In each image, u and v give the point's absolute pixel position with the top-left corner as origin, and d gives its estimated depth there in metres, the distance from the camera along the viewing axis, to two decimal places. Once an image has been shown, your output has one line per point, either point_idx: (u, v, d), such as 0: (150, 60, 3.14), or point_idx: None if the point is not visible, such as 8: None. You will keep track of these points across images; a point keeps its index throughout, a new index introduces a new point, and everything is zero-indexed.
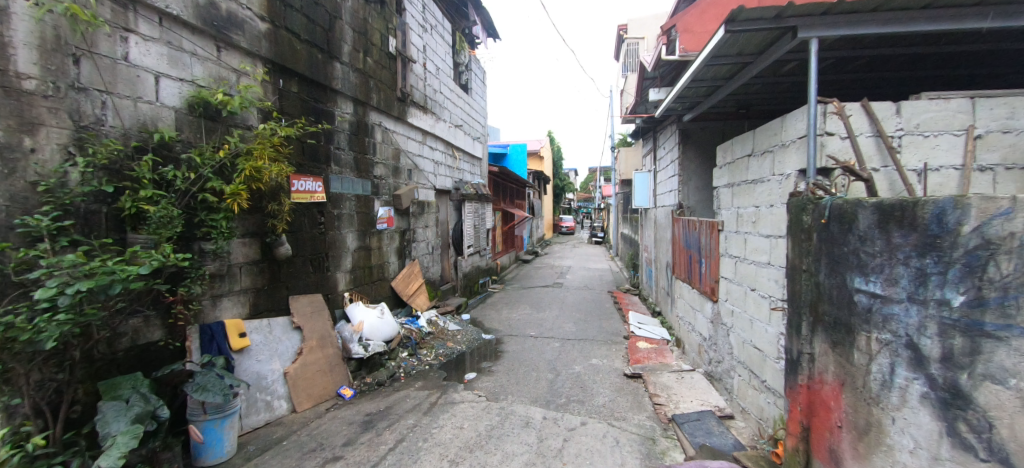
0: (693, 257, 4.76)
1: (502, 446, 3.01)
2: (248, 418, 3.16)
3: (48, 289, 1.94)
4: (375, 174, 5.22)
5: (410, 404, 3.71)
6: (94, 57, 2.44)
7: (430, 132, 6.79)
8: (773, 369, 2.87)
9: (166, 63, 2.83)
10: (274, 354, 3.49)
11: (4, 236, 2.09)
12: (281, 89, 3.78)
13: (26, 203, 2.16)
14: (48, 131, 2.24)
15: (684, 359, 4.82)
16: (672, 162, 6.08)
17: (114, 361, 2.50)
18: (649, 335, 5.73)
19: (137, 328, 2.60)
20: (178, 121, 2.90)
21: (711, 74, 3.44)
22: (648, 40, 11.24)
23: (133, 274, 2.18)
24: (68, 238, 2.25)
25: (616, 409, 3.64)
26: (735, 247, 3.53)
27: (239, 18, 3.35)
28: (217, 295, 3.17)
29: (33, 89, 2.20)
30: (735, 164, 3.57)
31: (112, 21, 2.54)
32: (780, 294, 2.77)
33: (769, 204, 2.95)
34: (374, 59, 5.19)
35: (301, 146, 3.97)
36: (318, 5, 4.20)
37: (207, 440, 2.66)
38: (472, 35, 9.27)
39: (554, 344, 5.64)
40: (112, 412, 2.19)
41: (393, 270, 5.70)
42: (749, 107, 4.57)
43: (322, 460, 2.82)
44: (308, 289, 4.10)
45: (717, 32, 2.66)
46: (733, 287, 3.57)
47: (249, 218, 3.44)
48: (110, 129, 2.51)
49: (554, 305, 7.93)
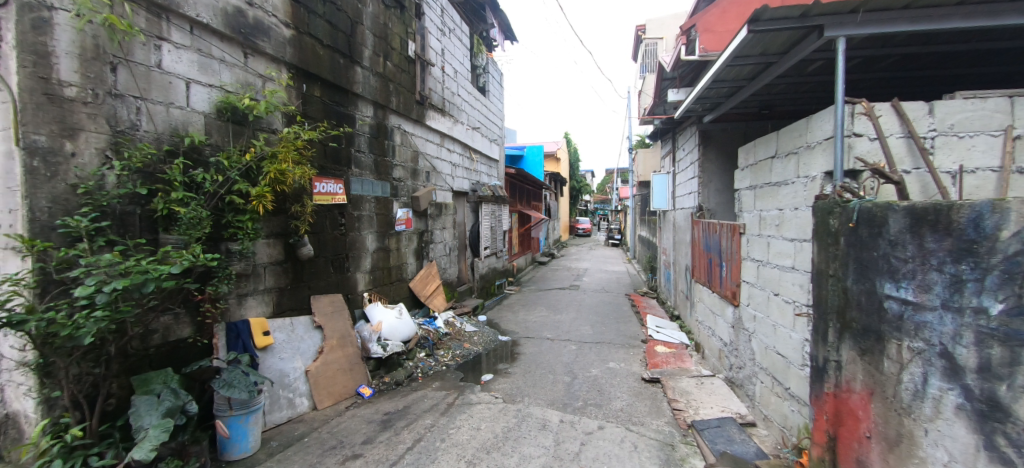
0: (713, 260, 4.67)
1: (519, 448, 3.01)
2: (272, 415, 3.23)
3: (86, 287, 2.03)
4: (394, 176, 5.29)
5: (427, 405, 3.74)
6: (130, 65, 2.54)
7: (448, 135, 6.86)
8: (797, 376, 2.80)
9: (196, 70, 2.94)
10: (296, 353, 3.57)
11: (46, 236, 2.19)
12: (305, 93, 3.87)
13: (68, 204, 2.26)
14: (87, 136, 2.34)
15: (704, 365, 4.74)
16: (691, 164, 6.00)
17: (146, 357, 2.59)
18: (668, 339, 5.66)
19: (168, 325, 2.70)
20: (208, 125, 3.00)
21: (733, 74, 3.39)
22: (666, 40, 11.16)
23: (165, 273, 2.25)
24: (105, 238, 2.35)
25: (634, 414, 3.60)
26: (757, 251, 3.46)
27: (265, 25, 3.45)
28: (243, 294, 3.27)
29: (74, 96, 2.30)
30: (758, 165, 3.50)
31: (147, 30, 2.64)
32: (805, 299, 2.70)
33: (793, 207, 2.88)
34: (394, 62, 5.27)
35: (323, 149, 4.06)
36: (340, 11, 4.29)
37: (232, 435, 2.73)
38: (490, 38, 9.33)
39: (571, 346, 5.61)
40: (144, 406, 2.28)
41: (411, 271, 5.76)
42: (772, 107, 4.48)
43: (342, 458, 2.86)
44: (329, 289, 4.18)
45: (739, 32, 2.62)
46: (755, 292, 3.50)
47: (274, 219, 3.54)
48: (144, 133, 2.61)
49: (570, 308, 7.90)
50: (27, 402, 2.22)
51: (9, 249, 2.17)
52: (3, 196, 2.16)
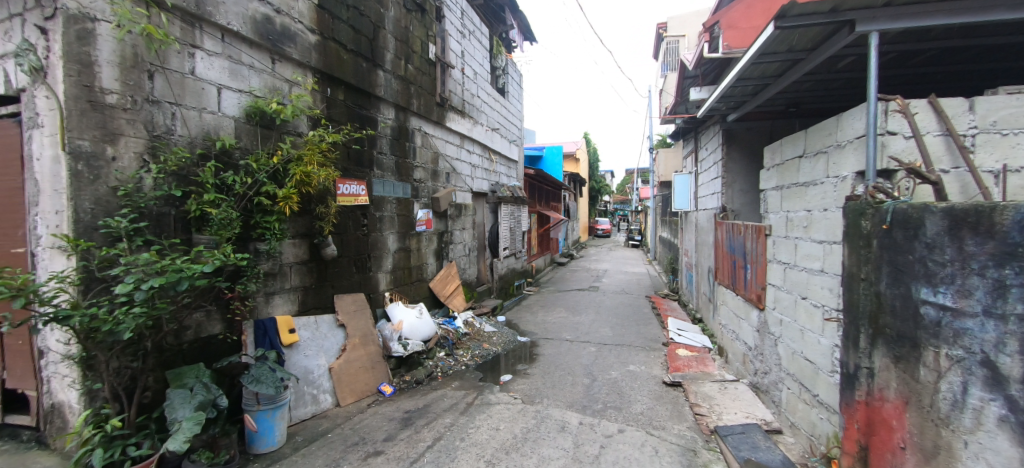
0: (738, 262, 4.57)
1: (539, 450, 3.00)
2: (297, 410, 3.31)
3: (126, 285, 2.13)
4: (415, 177, 5.36)
5: (447, 404, 3.77)
6: (166, 72, 2.65)
7: (468, 136, 6.90)
8: (826, 382, 2.71)
9: (227, 76, 3.04)
10: (320, 350, 3.66)
11: (89, 236, 2.30)
12: (329, 97, 3.96)
13: (109, 205, 2.37)
14: (127, 140, 2.45)
15: (727, 369, 4.64)
16: (715, 164, 5.88)
17: (180, 352, 2.69)
18: (690, 343, 5.56)
19: (200, 322, 2.80)
20: (238, 129, 3.11)
21: (758, 71, 3.31)
22: (688, 38, 11.01)
23: (198, 272, 2.34)
24: (143, 238, 2.45)
25: (655, 418, 3.55)
26: (784, 253, 3.36)
27: (292, 31, 3.55)
28: (270, 292, 3.37)
29: (115, 103, 2.40)
30: (784, 165, 3.40)
31: (182, 39, 2.75)
32: (835, 303, 2.61)
33: (822, 208, 2.79)
34: (415, 65, 5.34)
35: (346, 151, 4.14)
36: (363, 16, 4.37)
37: (260, 429, 2.81)
38: (509, 39, 9.36)
39: (591, 348, 5.57)
40: (178, 399, 2.36)
41: (431, 271, 5.82)
42: (799, 105, 4.35)
43: (364, 454, 2.91)
44: (352, 288, 4.26)
45: (766, 29, 2.56)
46: (782, 295, 3.40)
47: (299, 220, 3.63)
48: (179, 137, 2.72)
49: (590, 309, 7.84)
50: (71, 393, 2.33)
51: (55, 249, 2.29)
52: (50, 198, 2.28)
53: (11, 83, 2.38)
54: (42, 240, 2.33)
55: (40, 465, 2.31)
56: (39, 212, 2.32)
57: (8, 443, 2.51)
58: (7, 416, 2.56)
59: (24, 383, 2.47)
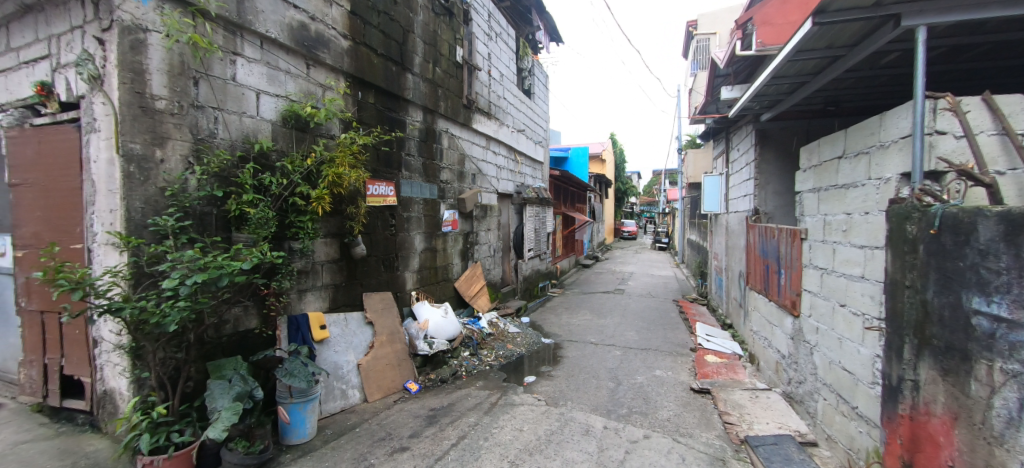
0: (771, 267, 4.42)
1: (562, 452, 2.99)
2: (327, 404, 3.42)
3: (172, 280, 2.24)
4: (441, 178, 5.43)
5: (471, 403, 3.80)
6: (209, 79, 2.79)
7: (494, 138, 6.94)
8: (866, 394, 2.59)
9: (265, 81, 3.17)
10: (349, 347, 3.76)
11: (140, 233, 2.44)
12: (360, 101, 4.06)
13: (157, 204, 2.51)
14: (174, 143, 2.58)
15: (759, 377, 4.49)
16: (747, 165, 5.71)
17: (219, 345, 2.82)
18: (719, 349, 5.41)
19: (238, 316, 2.92)
20: (274, 132, 3.24)
21: (795, 70, 3.20)
22: (720, 35, 10.76)
23: (237, 269, 2.44)
24: (187, 236, 2.58)
25: (682, 425, 3.47)
26: (821, 258, 3.24)
27: (326, 38, 3.66)
28: (303, 289, 3.49)
29: (163, 108, 2.54)
30: (822, 166, 3.27)
31: (224, 46, 2.89)
32: (876, 312, 2.50)
33: (863, 212, 2.68)
34: (442, 68, 5.42)
35: (376, 153, 4.24)
36: (393, 21, 4.47)
37: (292, 421, 2.91)
38: (536, 40, 9.36)
39: (616, 352, 5.50)
40: (218, 389, 2.47)
41: (457, 271, 5.89)
42: (839, 103, 4.18)
43: (390, 449, 2.97)
44: (380, 287, 4.36)
45: (803, 26, 2.47)
46: (818, 302, 3.27)
47: (331, 219, 3.73)
48: (221, 140, 2.85)
49: (615, 312, 7.73)
50: (121, 381, 2.48)
51: (109, 245, 2.44)
52: (105, 198, 2.43)
53: (71, 91, 2.56)
54: (97, 237, 2.49)
55: (93, 447, 2.47)
56: (95, 211, 2.48)
57: (65, 425, 2.69)
58: (64, 400, 2.74)
59: (80, 370, 2.64)
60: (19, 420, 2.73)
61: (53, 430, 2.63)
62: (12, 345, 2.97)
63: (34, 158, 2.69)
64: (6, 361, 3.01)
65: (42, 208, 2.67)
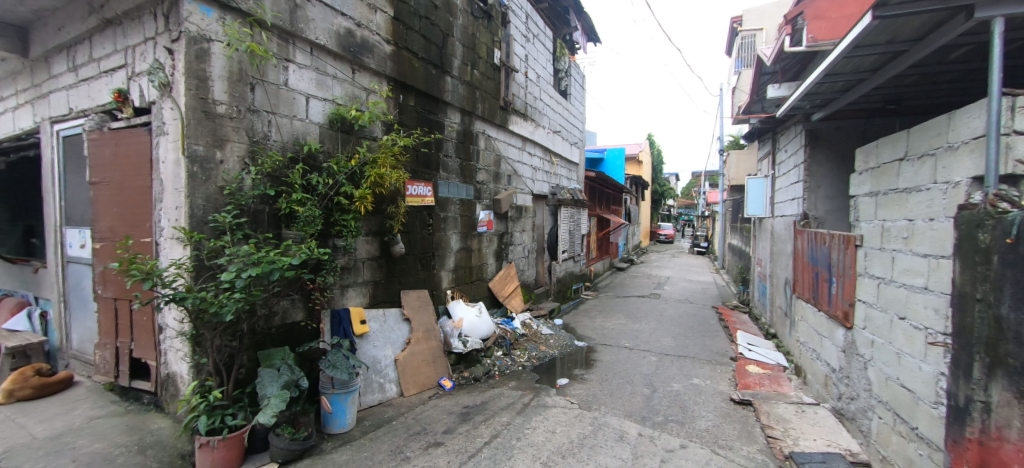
0: (821, 275, 4.20)
1: (595, 457, 2.96)
2: (366, 397, 3.54)
3: (229, 273, 2.40)
4: (478, 179, 5.50)
5: (504, 402, 3.83)
6: (264, 85, 2.96)
7: (530, 139, 6.96)
8: (928, 415, 2.42)
9: (314, 86, 3.33)
10: (387, 342, 3.88)
11: (201, 229, 2.61)
12: (401, 103, 4.18)
13: (217, 202, 2.68)
14: (232, 145, 2.76)
15: (805, 391, 4.26)
16: (796, 167, 5.43)
17: (269, 335, 2.98)
18: (762, 359, 5.18)
19: (286, 309, 3.07)
20: (322, 134, 3.39)
21: (851, 66, 3.03)
22: (767, 31, 10.30)
23: (287, 264, 2.58)
24: (242, 232, 2.75)
25: (722, 436, 3.35)
26: (878, 267, 3.05)
27: (370, 43, 3.80)
28: (345, 285, 3.62)
29: (223, 112, 2.72)
30: (881, 169, 3.07)
31: (278, 54, 3.05)
32: (941, 327, 2.33)
33: (928, 218, 2.50)
34: (480, 71, 5.49)
35: (415, 154, 4.35)
36: (434, 26, 4.58)
37: (334, 411, 3.03)
38: (573, 41, 9.28)
39: (651, 358, 5.38)
40: (268, 377, 2.62)
41: (491, 271, 5.94)
42: (900, 101, 3.92)
43: (425, 444, 3.03)
44: (417, 285, 4.46)
45: (862, 20, 2.34)
46: (875, 313, 3.07)
47: (372, 218, 3.86)
48: (274, 143, 3.03)
49: (651, 317, 7.56)
50: (182, 365, 2.68)
51: (174, 239, 2.63)
52: (172, 196, 2.62)
53: (144, 97, 2.78)
54: (164, 231, 2.69)
55: (157, 425, 2.67)
56: (163, 208, 2.69)
57: (133, 404, 2.92)
58: (133, 381, 2.97)
59: (146, 354, 2.86)
60: (94, 397, 2.98)
61: (122, 407, 2.87)
62: (88, 327, 3.26)
63: (110, 158, 2.94)
64: (84, 343, 3.31)
65: (117, 204, 2.91)
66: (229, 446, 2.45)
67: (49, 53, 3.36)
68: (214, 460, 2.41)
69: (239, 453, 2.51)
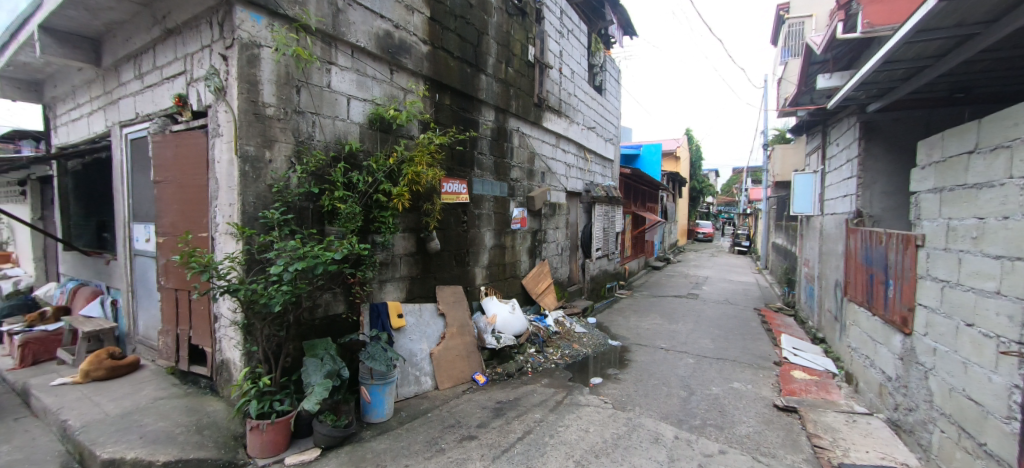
0: (876, 277, 3.95)
1: (629, 458, 2.93)
2: (403, 388, 3.66)
3: (277, 266, 2.55)
4: (512, 177, 5.53)
5: (537, 399, 3.84)
6: (309, 87, 3.09)
7: (564, 136, 6.92)
8: (998, 430, 2.25)
9: (355, 87, 3.45)
10: (423, 336, 3.99)
11: (252, 224, 2.77)
12: (437, 102, 4.27)
13: (266, 199, 2.84)
14: (280, 146, 2.90)
15: (857, 400, 4.03)
16: (848, 162, 5.12)
17: (313, 326, 3.12)
18: (808, 364, 4.94)
19: (328, 301, 3.21)
20: (362, 134, 3.51)
21: (913, 52, 2.84)
22: (817, 18, 9.74)
23: (330, 258, 2.70)
24: (289, 228, 2.90)
25: (764, 443, 3.22)
26: (942, 269, 2.85)
27: (408, 44, 3.89)
28: (384, 279, 3.74)
29: (272, 114, 2.86)
30: (946, 163, 2.86)
31: (322, 57, 3.18)
32: (1015, 335, 2.16)
33: (1000, 216, 2.32)
34: (515, 68, 5.51)
35: (451, 152, 4.42)
36: (469, 25, 4.63)
37: (372, 401, 3.15)
38: (609, 35, 9.12)
39: (688, 360, 5.25)
40: (313, 366, 2.75)
41: (524, 269, 5.97)
42: (969, 89, 3.63)
43: (460, 437, 3.10)
44: (452, 281, 4.55)
45: (927, 2, 2.20)
46: (937, 319, 2.88)
47: (409, 215, 3.96)
48: (318, 142, 3.16)
49: (688, 318, 7.35)
50: (236, 353, 2.86)
51: (228, 234, 2.80)
52: (226, 193, 2.79)
53: (201, 101, 2.97)
54: (218, 227, 2.88)
55: (213, 408, 2.86)
56: (218, 205, 2.87)
57: (192, 387, 3.14)
58: (191, 365, 3.19)
59: (203, 341, 3.06)
60: (157, 380, 3.23)
61: (183, 390, 3.09)
62: (153, 315, 3.53)
63: (172, 159, 3.16)
64: (149, 330, 3.59)
65: (178, 202, 3.14)
66: (276, 430, 2.59)
67: (118, 63, 3.64)
68: (263, 442, 2.56)
69: (286, 437, 2.66)
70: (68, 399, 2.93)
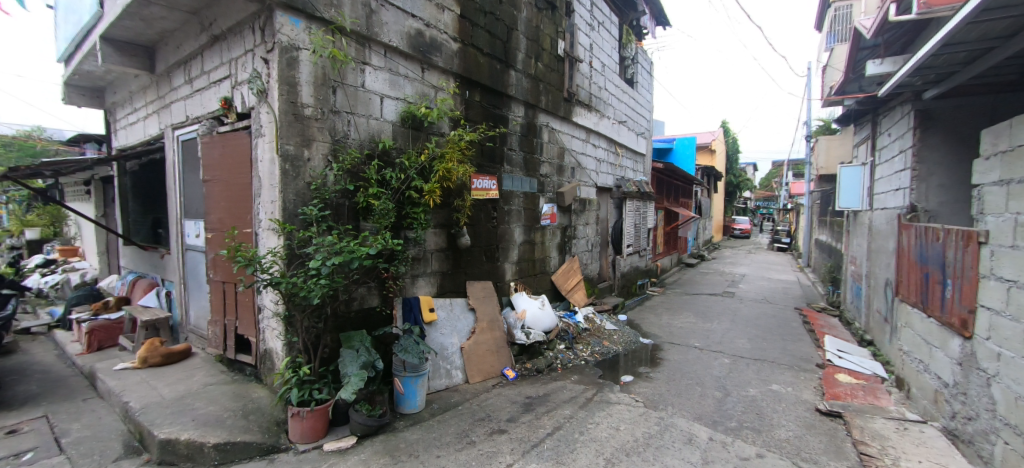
0: (932, 276, 3.71)
1: (661, 458, 2.89)
2: (435, 381, 3.74)
3: (316, 260, 2.65)
4: (542, 172, 5.52)
5: (567, 396, 3.84)
6: (344, 87, 3.18)
7: (594, 130, 6.84)
8: None
9: (388, 86, 3.52)
10: (454, 330, 4.06)
11: (292, 220, 2.89)
12: (467, 99, 4.31)
13: (305, 197, 2.96)
14: (318, 144, 3.01)
15: (908, 406, 3.81)
16: (901, 153, 4.82)
17: (350, 319, 3.23)
18: (855, 368, 4.71)
19: (363, 295, 3.31)
20: (395, 132, 3.59)
21: (977, 33, 2.64)
22: None
23: (365, 253, 2.78)
24: (326, 224, 3.00)
25: (805, 449, 3.10)
26: (1008, 268, 2.65)
27: (439, 42, 3.93)
28: (416, 274, 3.83)
29: (310, 114, 2.97)
30: (1014, 152, 2.65)
31: (356, 57, 3.27)
32: None
33: None
34: (544, 63, 5.49)
35: (481, 148, 4.46)
36: (499, 20, 4.64)
37: (405, 392, 3.23)
38: (641, 26, 8.91)
39: (724, 360, 5.10)
40: (349, 357, 2.85)
41: (554, 265, 5.96)
42: None
43: (490, 430, 3.14)
44: (482, 276, 4.60)
45: None
46: (1002, 322, 2.68)
47: (440, 211, 4.02)
48: (353, 141, 3.26)
49: (724, 317, 7.13)
50: (278, 343, 3.00)
51: (270, 230, 2.94)
52: (268, 191, 2.93)
53: (246, 103, 3.12)
54: (262, 223, 3.02)
55: (258, 394, 3.02)
56: (261, 202, 3.01)
57: (238, 374, 3.31)
58: (238, 354, 3.37)
59: (248, 331, 3.23)
60: (207, 366, 3.43)
61: (230, 377, 3.27)
62: (203, 306, 3.75)
63: (219, 158, 3.34)
64: (199, 319, 3.81)
65: (225, 199, 3.31)
66: (315, 418, 2.71)
67: (170, 68, 3.87)
68: (304, 428, 2.68)
69: (324, 424, 2.77)
70: (129, 382, 3.16)
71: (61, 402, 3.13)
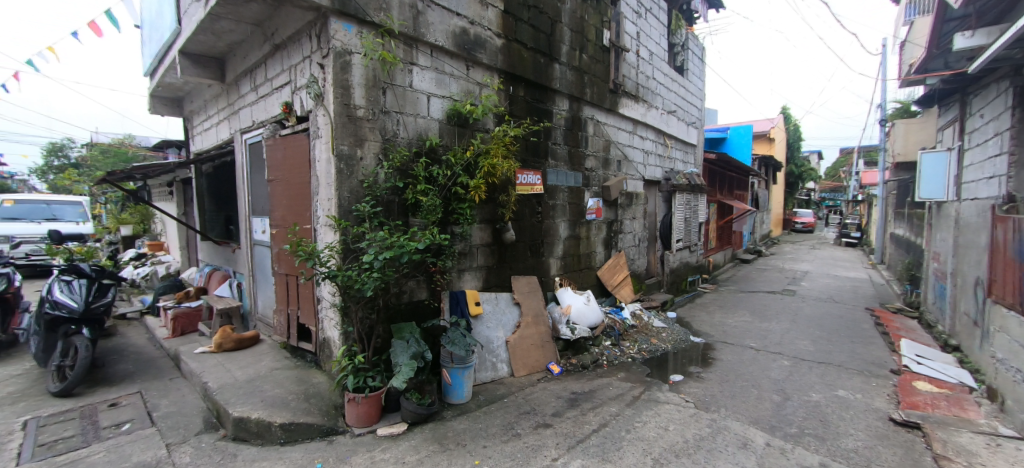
0: None
1: (713, 461, 2.79)
2: (481, 373, 3.83)
3: (369, 254, 2.79)
4: (587, 166, 5.45)
5: (614, 393, 3.80)
6: (393, 88, 3.30)
7: (642, 121, 6.65)
8: None
9: (435, 85, 3.61)
10: (499, 324, 4.13)
11: (347, 217, 3.05)
12: (512, 95, 4.33)
13: (358, 194, 3.11)
14: (369, 144, 3.15)
15: (1001, 420, 3.43)
16: (996, 136, 4.32)
17: (400, 310, 3.36)
18: (935, 375, 4.30)
19: (412, 288, 3.44)
20: (441, 130, 3.68)
21: None
22: None
23: (414, 248, 2.88)
24: (378, 220, 3.14)
25: (876, 461, 2.88)
26: None
27: (483, 39, 3.98)
28: (462, 269, 3.92)
29: (362, 115, 3.11)
30: None
31: (404, 58, 3.38)
32: None
33: None
34: (589, 54, 5.40)
35: (525, 144, 4.48)
36: (542, 14, 4.61)
37: (453, 383, 3.33)
38: (691, 10, 8.54)
39: (783, 361, 4.83)
40: (400, 347, 2.98)
41: (600, 260, 5.88)
42: None
43: (535, 423, 3.17)
44: (527, 271, 4.63)
45: None
46: None
47: (485, 207, 4.08)
48: (402, 139, 3.38)
49: (783, 317, 6.73)
50: (336, 332, 3.19)
51: (328, 226, 3.13)
52: (326, 189, 3.11)
53: (304, 107, 3.31)
54: (320, 219, 3.20)
55: (318, 380, 3.23)
56: (319, 200, 3.20)
57: (300, 360, 3.56)
58: (299, 342, 3.61)
59: (309, 320, 3.45)
60: (273, 352, 3.71)
61: (293, 362, 3.51)
62: (269, 296, 4.05)
63: (281, 159, 3.58)
64: (266, 309, 4.12)
65: (287, 197, 3.55)
66: (370, 404, 2.86)
67: (239, 77, 4.18)
68: (359, 413, 2.84)
69: (378, 410, 2.92)
70: (208, 365, 3.48)
71: (152, 380, 3.51)
